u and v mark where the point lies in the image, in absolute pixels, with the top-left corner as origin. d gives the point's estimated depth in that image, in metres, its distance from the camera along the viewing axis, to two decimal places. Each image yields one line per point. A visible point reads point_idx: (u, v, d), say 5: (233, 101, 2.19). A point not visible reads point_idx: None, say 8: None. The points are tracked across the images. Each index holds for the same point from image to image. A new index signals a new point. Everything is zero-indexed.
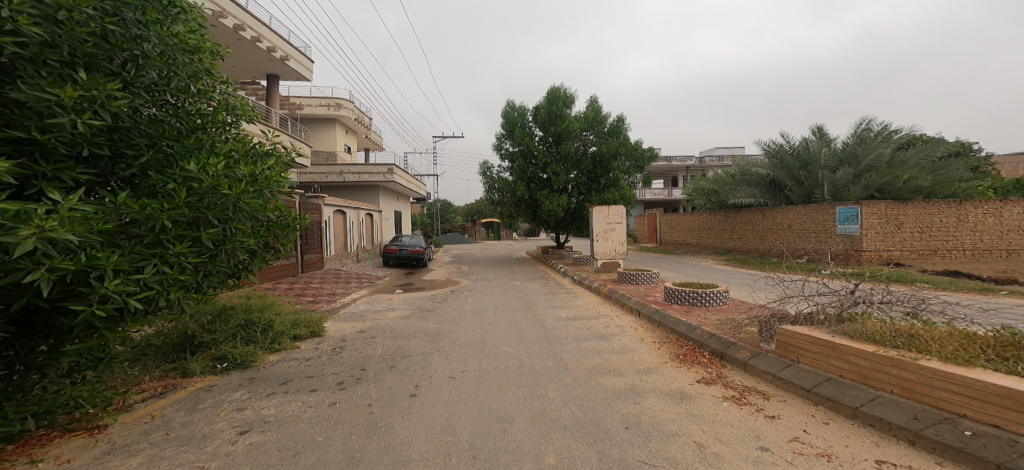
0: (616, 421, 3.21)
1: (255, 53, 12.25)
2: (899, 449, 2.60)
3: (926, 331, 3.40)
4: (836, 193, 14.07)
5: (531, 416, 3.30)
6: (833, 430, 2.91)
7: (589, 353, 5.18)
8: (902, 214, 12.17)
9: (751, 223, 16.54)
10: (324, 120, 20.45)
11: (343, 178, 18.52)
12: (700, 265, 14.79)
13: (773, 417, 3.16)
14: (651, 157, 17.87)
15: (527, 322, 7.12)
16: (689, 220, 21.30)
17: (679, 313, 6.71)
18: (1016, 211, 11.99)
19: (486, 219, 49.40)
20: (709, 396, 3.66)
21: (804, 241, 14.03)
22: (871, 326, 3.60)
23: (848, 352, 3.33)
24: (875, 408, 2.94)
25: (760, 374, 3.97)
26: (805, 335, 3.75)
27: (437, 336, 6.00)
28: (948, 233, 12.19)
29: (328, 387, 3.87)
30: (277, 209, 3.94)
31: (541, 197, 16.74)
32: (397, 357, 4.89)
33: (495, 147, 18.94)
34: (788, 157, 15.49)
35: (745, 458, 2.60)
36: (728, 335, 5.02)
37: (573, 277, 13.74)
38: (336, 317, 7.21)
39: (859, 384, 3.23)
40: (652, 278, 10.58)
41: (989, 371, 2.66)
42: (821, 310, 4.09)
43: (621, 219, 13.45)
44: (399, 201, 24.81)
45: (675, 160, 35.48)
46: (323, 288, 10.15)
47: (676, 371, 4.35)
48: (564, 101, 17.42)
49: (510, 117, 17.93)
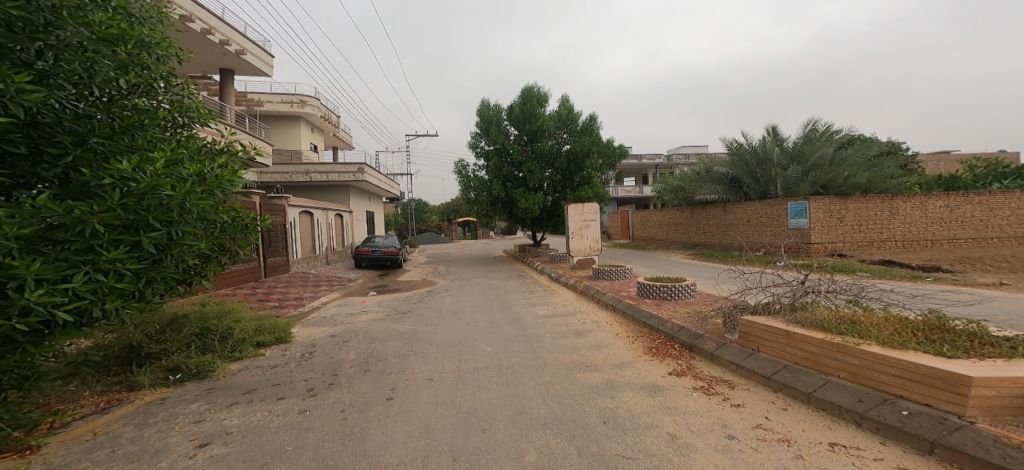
0: (592, 416, 3.26)
1: (207, 47, 11.81)
2: (847, 432, 2.75)
3: (866, 317, 3.62)
4: (788, 189, 14.68)
5: (509, 415, 3.32)
6: (790, 416, 3.05)
7: (566, 349, 5.25)
8: (844, 208, 12.83)
9: (715, 219, 17.04)
10: (288, 117, 19.92)
11: (309, 178, 18.00)
12: (669, 260, 15.19)
13: (738, 406, 3.29)
14: (622, 153, 18.04)
15: (504, 321, 7.13)
16: (659, 217, 21.81)
17: (651, 307, 6.91)
18: (941, 204, 13.02)
19: (462, 219, 49.34)
20: (679, 387, 3.78)
21: (761, 234, 14.61)
22: (819, 314, 3.78)
23: (802, 339, 3.49)
24: (826, 393, 3.10)
25: (725, 365, 4.12)
26: (764, 325, 3.91)
27: (413, 338, 5.96)
28: (883, 225, 12.99)
29: (296, 395, 3.78)
30: (232, 210, 3.81)
31: (516, 196, 16.83)
32: (371, 361, 4.83)
33: (470, 145, 18.91)
34: (747, 155, 16.08)
35: (714, 447, 2.70)
36: (697, 327, 5.18)
37: (550, 274, 13.85)
38: (304, 322, 7.05)
39: (812, 370, 3.39)
40: (625, 273, 10.83)
41: (922, 353, 2.85)
42: (775, 300, 4.29)
43: (595, 216, 13.70)
44: (370, 201, 24.37)
45: (646, 158, 36.42)
46: (288, 292, 9.86)
47: (648, 365, 4.45)
48: (537, 100, 17.51)
49: (484, 115, 17.97)
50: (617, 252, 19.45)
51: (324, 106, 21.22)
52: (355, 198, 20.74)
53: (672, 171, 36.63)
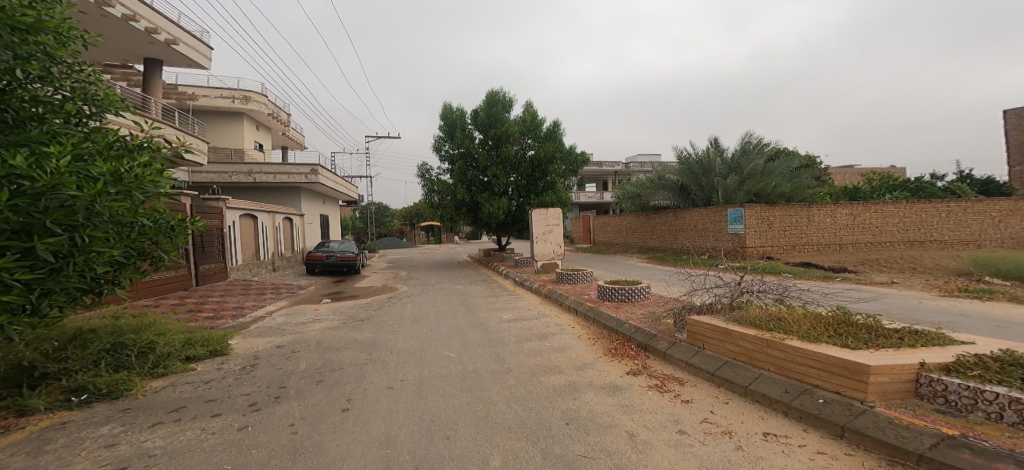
0: (556, 418, 3.33)
1: (131, 34, 11.17)
2: (777, 421, 2.96)
3: (790, 314, 3.95)
4: (728, 197, 15.81)
5: (475, 420, 3.32)
6: (731, 408, 3.25)
7: (530, 353, 5.31)
8: (771, 214, 14.21)
9: (667, 224, 17.74)
10: (230, 113, 19.06)
11: (253, 178, 17.25)
12: (626, 264, 15.70)
13: (687, 401, 3.46)
14: (584, 160, 18.32)
15: (468, 326, 7.11)
16: (617, 222, 22.38)
17: (610, 309, 7.12)
18: (846, 212, 14.83)
19: (425, 223, 48.71)
20: (636, 386, 3.91)
21: (705, 239, 15.60)
22: (751, 312, 4.07)
23: (739, 336, 3.74)
24: (759, 385, 3.34)
25: (675, 363, 4.32)
26: (707, 323, 4.16)
27: (372, 346, 5.83)
28: (803, 229, 14.54)
29: (236, 410, 3.62)
30: (155, 212, 3.55)
31: (481, 200, 16.89)
32: (325, 371, 4.69)
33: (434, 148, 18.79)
34: (694, 164, 16.80)
35: (668, 443, 2.82)
36: (651, 328, 5.41)
37: (514, 279, 13.98)
38: (245, 333, 6.73)
39: (747, 364, 3.64)
40: (587, 277, 11.09)
41: (833, 346, 3.16)
42: (717, 300, 4.54)
43: (558, 221, 13.99)
44: (324, 204, 23.63)
45: (606, 165, 37.52)
46: (226, 301, 9.35)
47: (608, 366, 4.58)
48: (502, 104, 17.62)
49: (448, 118, 17.98)
50: (580, 256, 19.86)
51: (272, 103, 20.45)
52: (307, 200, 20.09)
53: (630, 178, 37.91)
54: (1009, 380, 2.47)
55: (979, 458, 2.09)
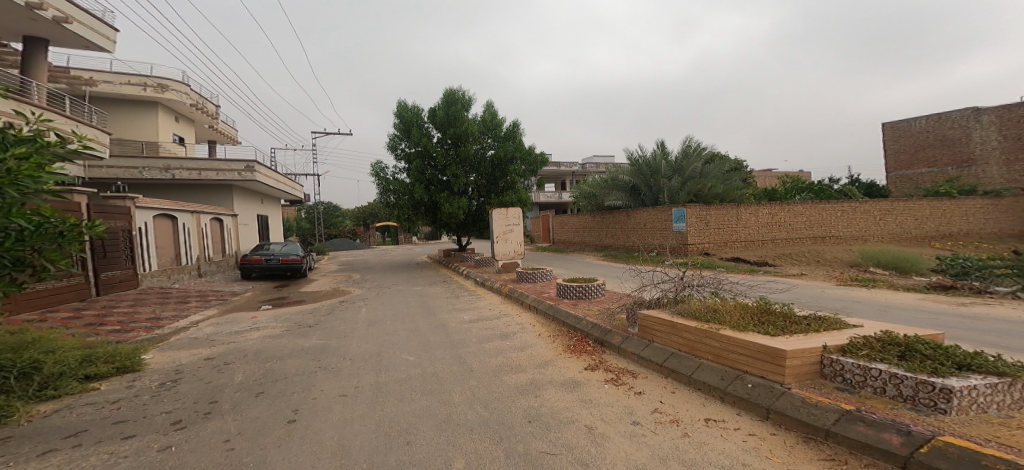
0: (519, 416, 3.38)
1: (11, 10, 10.25)
2: (717, 407, 3.30)
3: (723, 305, 4.39)
4: (671, 197, 16.67)
5: (436, 424, 3.31)
6: (678, 397, 3.57)
7: (492, 353, 5.33)
8: (709, 213, 15.27)
9: (619, 224, 18.32)
10: (143, 103, 17.85)
11: (169, 173, 16.22)
12: (583, 262, 16.08)
13: (640, 393, 3.71)
14: (543, 161, 18.50)
15: (428, 328, 7.03)
16: (575, 221, 22.77)
17: (568, 306, 7.29)
18: (767, 212, 16.29)
19: (381, 224, 47.57)
20: (593, 381, 4.07)
21: (652, 237, 16.42)
22: (693, 305, 4.50)
23: (683, 328, 4.14)
24: (701, 374, 3.71)
25: (629, 356, 4.65)
26: (656, 318, 4.51)
27: (321, 353, 5.64)
28: (735, 227, 15.76)
29: (159, 430, 3.39)
30: (35, 214, 3.19)
31: (440, 200, 16.75)
32: (267, 381, 4.51)
33: (389, 147, 18.42)
34: (643, 166, 17.45)
35: (624, 434, 2.96)
36: (607, 323, 5.64)
37: (475, 279, 13.99)
38: (161, 346, 6.29)
39: (690, 354, 4.03)
40: (546, 276, 11.27)
41: (758, 334, 3.59)
42: (663, 295, 5.04)
43: (518, 220, 14.12)
44: (263, 204, 22.55)
45: (564, 165, 38.18)
46: (139, 312, 8.66)
47: (569, 362, 4.70)
48: (461, 103, 17.54)
49: (403, 116, 17.60)
50: (541, 255, 20.13)
51: (193, 93, 19.31)
52: (241, 200, 19.08)
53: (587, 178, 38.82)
54: (888, 358, 2.97)
55: (870, 430, 2.49)
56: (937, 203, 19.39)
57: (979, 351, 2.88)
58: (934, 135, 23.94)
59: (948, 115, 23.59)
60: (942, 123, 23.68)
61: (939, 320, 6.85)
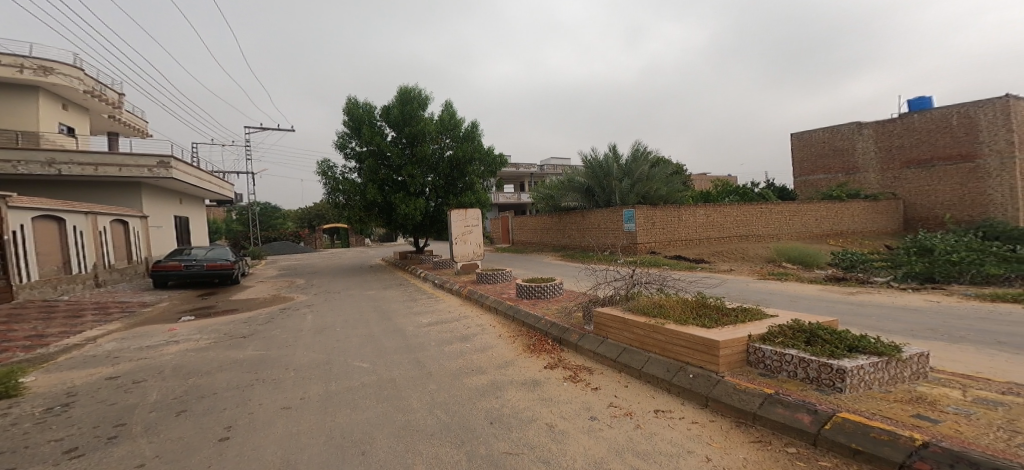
0: (481, 418, 3.44)
1: None
2: (665, 398, 3.70)
3: (667, 299, 4.92)
4: (622, 198, 17.27)
5: (394, 431, 3.25)
6: (631, 390, 3.94)
7: (453, 355, 5.36)
8: (655, 213, 15.98)
9: (575, 224, 18.76)
10: (22, 87, 16.02)
11: (55, 170, 14.64)
12: (542, 262, 16.29)
13: (596, 388, 4.05)
14: (502, 162, 18.43)
15: (383, 333, 6.86)
16: (534, 223, 23.09)
17: (528, 305, 7.43)
18: (701, 213, 17.27)
19: (330, 226, 45.66)
20: (552, 379, 4.36)
21: (606, 236, 16.93)
22: (643, 301, 5.00)
23: (633, 324, 4.55)
24: (650, 367, 4.13)
25: (586, 353, 5.04)
26: (609, 314, 4.95)
27: (257, 364, 5.36)
28: (677, 227, 16.60)
29: (51, 459, 3.02)
30: None
31: (395, 201, 16.36)
32: (192, 398, 4.22)
33: (339, 145, 17.81)
34: (597, 167, 17.95)
35: (583, 431, 3.14)
36: (564, 321, 6.06)
37: (433, 281, 13.87)
38: (48, 367, 5.67)
39: (641, 348, 4.46)
40: (506, 276, 11.29)
41: (696, 326, 4.08)
42: (615, 292, 5.47)
43: (478, 221, 14.14)
44: (179, 203, 20.94)
45: (523, 166, 38.42)
46: (24, 330, 7.73)
47: (528, 361, 4.96)
48: (417, 102, 17.20)
49: (354, 114, 17.10)
50: (500, 256, 20.20)
51: (85, 78, 17.55)
52: (148, 200, 17.62)
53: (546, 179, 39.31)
54: (797, 344, 3.55)
55: (787, 411, 2.94)
56: (827, 206, 21.67)
57: (865, 334, 3.53)
58: (829, 144, 26.58)
59: (837, 129, 26.26)
60: (834, 136, 26.34)
61: (860, 314, 7.61)
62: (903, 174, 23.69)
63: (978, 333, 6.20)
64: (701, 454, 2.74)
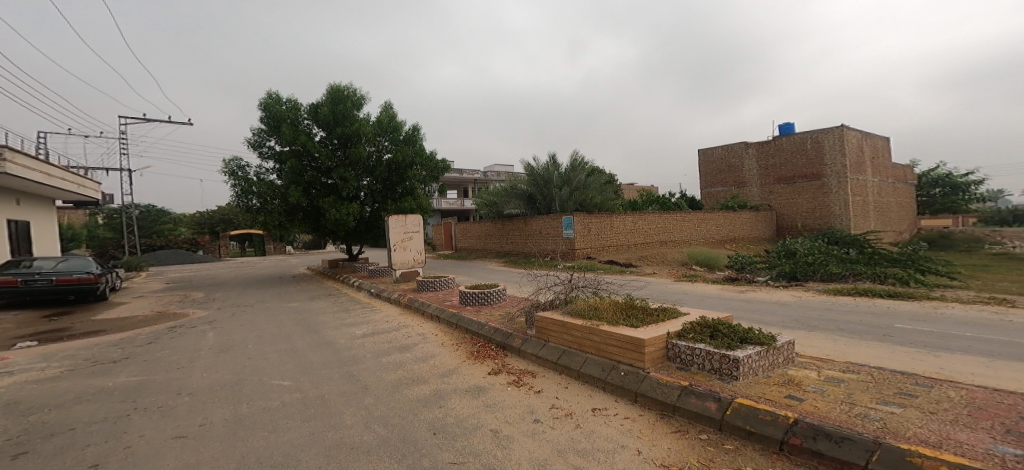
0: (422, 430, 3.52)
1: None
2: (600, 396, 4.11)
3: (600, 301, 5.38)
4: (561, 206, 17.99)
5: (324, 450, 3.16)
6: (570, 391, 4.31)
7: (390, 366, 5.39)
8: (591, 220, 16.89)
9: (518, 230, 19.15)
10: None
11: None
12: (486, 268, 16.31)
13: (538, 391, 4.36)
14: (444, 168, 18.14)
15: (309, 347, 6.49)
16: (476, 229, 23.04)
17: (472, 313, 7.55)
18: (630, 220, 18.64)
19: (243, 232, 41.16)
20: (497, 384, 4.62)
21: (547, 242, 17.54)
22: (580, 304, 5.42)
23: (572, 327, 4.93)
24: (587, 368, 4.52)
25: (528, 357, 5.36)
26: (549, 319, 5.29)
27: (143, 391, 4.73)
28: (610, 233, 17.71)
29: None
30: None
31: (325, 205, 15.24)
32: (41, 436, 3.54)
33: (253, 143, 16.23)
34: (538, 175, 18.48)
35: (527, 434, 3.41)
36: (507, 327, 6.35)
37: (368, 291, 13.15)
38: None
39: (578, 349, 4.84)
40: (448, 283, 11.17)
41: (625, 327, 4.55)
42: (555, 297, 5.79)
43: (418, 228, 13.76)
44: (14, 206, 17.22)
45: (466, 173, 38.25)
46: None
47: (472, 368, 5.19)
48: (351, 101, 16.23)
49: (274, 111, 15.64)
50: (442, 263, 19.87)
51: None
52: None
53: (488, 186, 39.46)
54: (704, 338, 4.15)
55: (699, 400, 3.49)
56: (722, 216, 24.56)
57: (750, 326, 4.29)
58: (724, 162, 30.10)
59: (732, 148, 29.77)
60: (729, 154, 29.85)
61: (781, 309, 8.77)
62: (775, 188, 27.69)
63: (867, 322, 7.49)
64: (633, 447, 3.10)
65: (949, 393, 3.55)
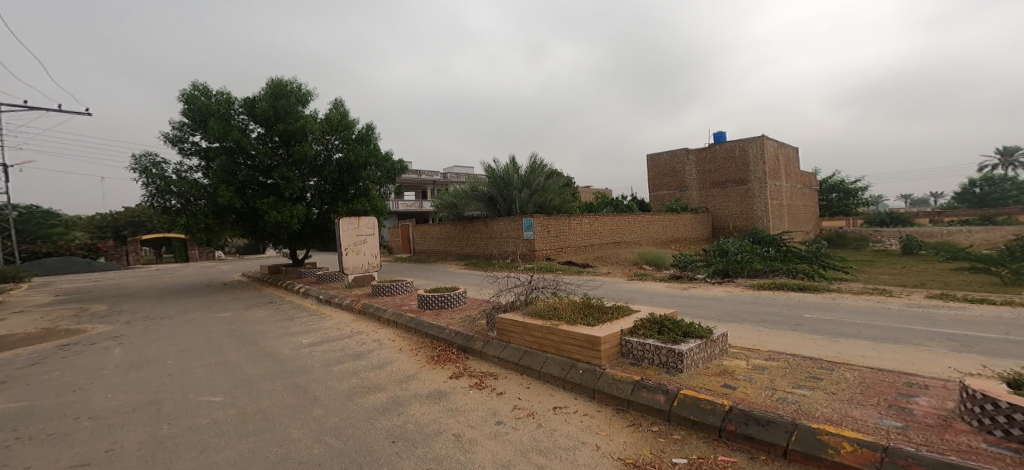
0: (379, 439, 3.43)
1: None
2: (561, 394, 4.19)
3: (560, 302, 5.47)
4: (522, 208, 18.11)
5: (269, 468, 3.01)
6: (532, 391, 4.36)
7: (342, 375, 5.17)
8: (550, 222, 17.17)
9: (479, 232, 19.11)
10: None
11: None
12: (446, 271, 16.08)
13: (501, 393, 4.37)
14: (401, 168, 17.62)
15: (249, 359, 6.08)
16: (435, 231, 22.68)
17: (431, 317, 7.40)
18: (587, 222, 19.19)
19: (174, 236, 37.65)
20: (458, 388, 4.58)
21: (508, 244, 17.65)
22: (540, 305, 5.49)
23: (532, 328, 4.97)
24: (547, 367, 4.59)
25: (490, 359, 5.34)
26: (510, 320, 5.31)
27: (48, 415, 4.22)
28: (569, 234, 18.12)
29: None
30: None
31: (265, 207, 14.16)
32: None
33: (172, 138, 14.89)
34: (499, 177, 18.52)
35: (489, 436, 3.43)
36: (468, 330, 6.30)
37: (315, 297, 12.48)
38: None
39: (538, 350, 4.90)
40: (406, 287, 10.85)
41: (583, 325, 4.67)
42: (517, 297, 5.88)
43: (372, 231, 13.32)
44: None
45: (424, 174, 37.52)
46: None
47: (432, 373, 5.10)
48: (295, 97, 15.41)
49: (199, 104, 14.46)
50: (399, 266, 19.32)
51: None
52: None
53: (447, 188, 38.89)
54: (653, 334, 4.38)
55: (649, 393, 3.68)
56: (668, 218, 25.89)
57: (691, 321, 4.59)
58: (669, 166, 31.70)
59: (676, 154, 31.40)
60: (672, 159, 31.43)
61: (732, 305, 9.35)
62: (711, 192, 29.63)
63: (807, 315, 8.19)
64: (592, 443, 3.23)
65: (846, 374, 3.99)
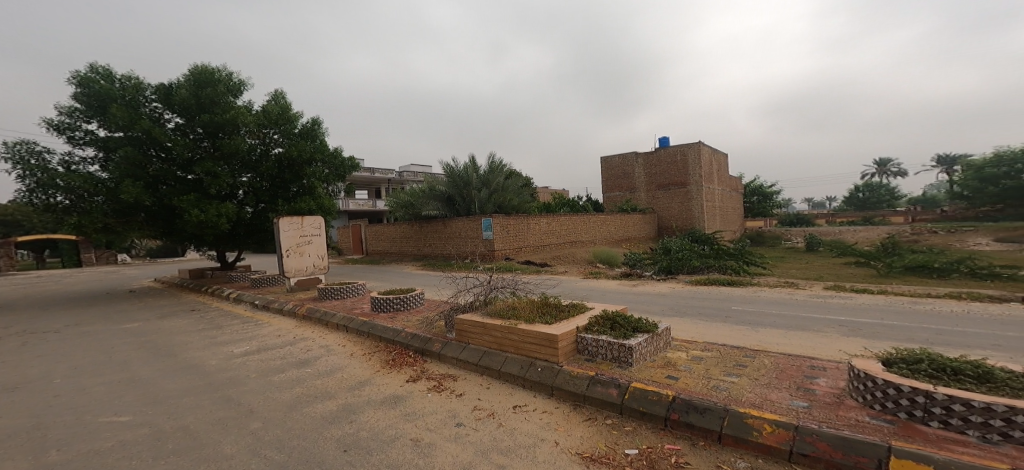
0: (330, 448, 3.28)
1: None
2: (520, 393, 4.21)
3: (519, 302, 5.46)
4: (481, 207, 18.00)
5: None
6: (492, 391, 4.34)
7: (286, 384, 4.89)
8: (509, 222, 17.21)
9: (437, 232, 18.79)
10: None
11: None
12: (403, 272, 15.67)
13: (460, 394, 4.31)
14: (352, 166, 17.02)
15: (178, 372, 5.59)
16: (390, 231, 22.04)
17: (385, 320, 7.16)
18: (545, 222, 19.45)
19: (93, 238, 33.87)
20: (416, 392, 4.46)
21: (466, 244, 17.49)
22: (498, 305, 5.46)
23: (492, 327, 4.93)
24: (507, 367, 4.59)
25: (448, 361, 5.25)
26: (469, 320, 5.25)
27: None
28: (526, 234, 18.27)
29: None
30: None
31: (186, 205, 12.82)
32: None
33: (62, 127, 13.28)
34: (457, 177, 18.31)
35: (448, 439, 3.37)
36: (425, 332, 6.16)
37: (252, 302, 11.67)
38: None
39: (497, 349, 4.88)
40: (357, 289, 10.43)
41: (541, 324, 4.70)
42: (475, 298, 5.80)
43: (318, 230, 12.72)
44: None
45: (379, 172, 36.38)
46: None
47: (387, 378, 4.94)
48: (224, 86, 14.33)
49: (102, 89, 13.05)
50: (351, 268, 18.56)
51: None
52: None
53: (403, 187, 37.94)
54: (605, 330, 4.49)
55: (603, 388, 3.78)
56: (620, 218, 26.81)
57: (639, 317, 4.78)
58: (620, 168, 32.81)
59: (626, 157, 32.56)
60: (623, 162, 32.57)
61: (683, 300, 9.84)
62: (657, 194, 31.05)
63: (750, 308, 8.80)
64: (551, 440, 3.27)
65: (764, 360, 4.33)
